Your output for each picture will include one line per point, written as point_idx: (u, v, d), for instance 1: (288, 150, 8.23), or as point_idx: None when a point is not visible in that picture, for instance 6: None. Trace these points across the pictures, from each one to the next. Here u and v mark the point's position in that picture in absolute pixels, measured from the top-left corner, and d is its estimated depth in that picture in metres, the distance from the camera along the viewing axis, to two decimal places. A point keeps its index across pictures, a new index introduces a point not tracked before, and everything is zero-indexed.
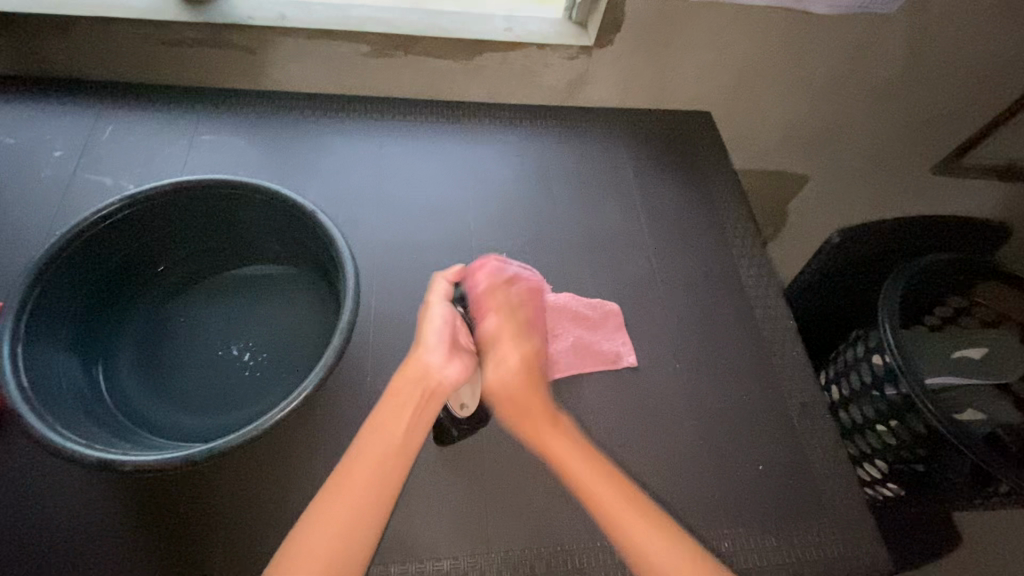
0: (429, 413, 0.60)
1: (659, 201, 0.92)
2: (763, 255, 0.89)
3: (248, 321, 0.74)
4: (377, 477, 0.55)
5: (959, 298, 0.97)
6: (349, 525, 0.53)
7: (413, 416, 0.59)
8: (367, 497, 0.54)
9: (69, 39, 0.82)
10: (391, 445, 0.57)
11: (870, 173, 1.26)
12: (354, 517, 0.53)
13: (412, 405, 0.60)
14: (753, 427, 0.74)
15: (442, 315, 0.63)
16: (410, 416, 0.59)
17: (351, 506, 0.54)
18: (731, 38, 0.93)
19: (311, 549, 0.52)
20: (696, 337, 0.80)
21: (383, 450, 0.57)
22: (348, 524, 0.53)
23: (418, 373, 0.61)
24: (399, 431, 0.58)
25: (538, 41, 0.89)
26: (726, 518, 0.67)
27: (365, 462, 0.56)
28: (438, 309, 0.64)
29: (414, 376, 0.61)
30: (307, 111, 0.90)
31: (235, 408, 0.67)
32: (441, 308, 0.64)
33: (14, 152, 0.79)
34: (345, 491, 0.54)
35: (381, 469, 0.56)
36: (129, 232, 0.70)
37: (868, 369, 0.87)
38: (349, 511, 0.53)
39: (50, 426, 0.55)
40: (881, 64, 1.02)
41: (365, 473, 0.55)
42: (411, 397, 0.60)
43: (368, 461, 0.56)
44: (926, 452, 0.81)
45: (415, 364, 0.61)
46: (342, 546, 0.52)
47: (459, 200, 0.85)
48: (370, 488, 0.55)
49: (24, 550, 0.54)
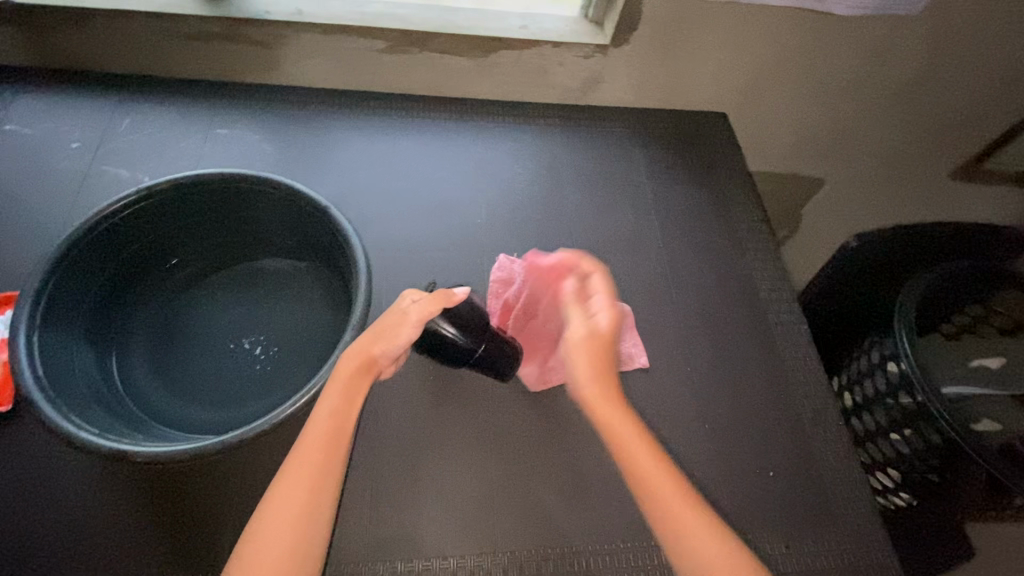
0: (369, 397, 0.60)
1: (672, 202, 0.91)
2: (776, 258, 0.88)
3: (260, 315, 0.74)
4: (324, 466, 0.55)
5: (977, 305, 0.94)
6: (303, 515, 0.53)
7: (354, 402, 0.58)
8: (315, 486, 0.54)
9: (88, 32, 0.83)
10: (332, 432, 0.56)
11: (887, 178, 1.25)
12: (304, 506, 0.54)
13: (354, 391, 0.58)
14: (764, 432, 0.73)
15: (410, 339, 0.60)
16: (351, 402, 0.58)
17: (301, 498, 0.54)
18: (748, 39, 0.92)
19: (270, 542, 0.52)
20: (707, 340, 0.79)
21: (325, 439, 0.56)
22: (300, 515, 0.53)
23: (363, 366, 0.59)
24: (339, 418, 0.57)
25: (553, 39, 0.88)
26: (736, 524, 0.67)
27: (311, 452, 0.55)
28: (405, 337, 0.60)
29: (359, 369, 0.59)
30: (321, 107, 0.90)
31: (245, 402, 0.67)
32: (412, 333, 0.60)
33: (32, 144, 0.80)
34: (294, 483, 0.54)
35: (326, 458, 0.55)
36: (143, 224, 0.70)
37: (882, 377, 0.86)
38: (300, 503, 0.53)
39: (63, 416, 0.55)
40: (900, 67, 1.01)
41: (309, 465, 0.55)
42: (353, 384, 0.59)
43: (312, 453, 0.55)
44: (940, 462, 0.79)
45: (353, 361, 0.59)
46: (298, 534, 0.53)
47: (470, 197, 0.85)
48: (317, 476, 0.55)
49: (36, 538, 0.54)
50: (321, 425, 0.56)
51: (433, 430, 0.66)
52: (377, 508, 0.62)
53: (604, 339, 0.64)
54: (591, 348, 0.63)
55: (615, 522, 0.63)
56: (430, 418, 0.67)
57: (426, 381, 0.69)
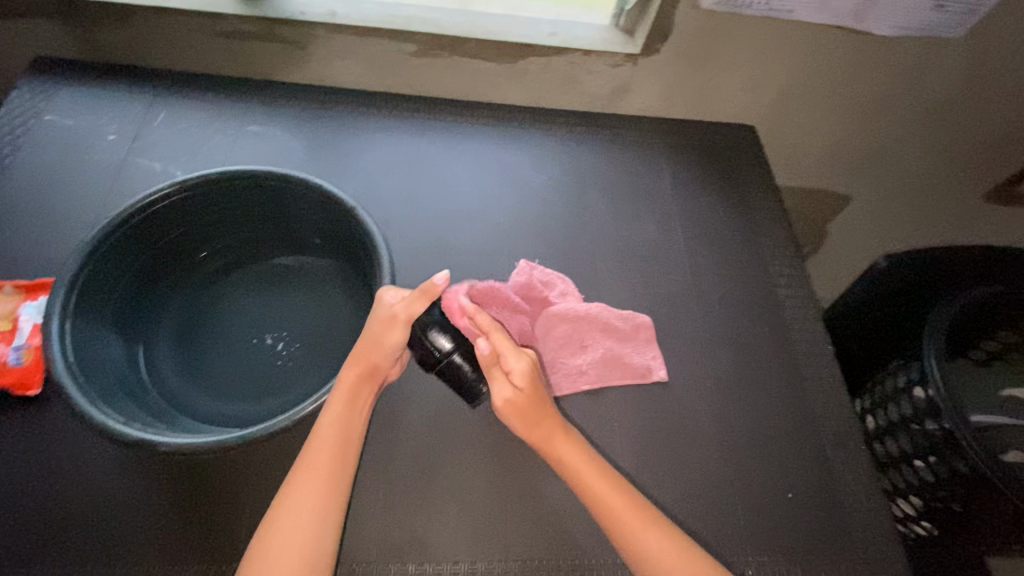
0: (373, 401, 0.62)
1: (698, 215, 0.90)
2: (801, 275, 0.87)
3: (284, 311, 0.75)
4: (331, 472, 0.56)
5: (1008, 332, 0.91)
6: (315, 514, 0.53)
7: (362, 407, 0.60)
8: (324, 488, 0.55)
9: (129, 26, 0.85)
10: (341, 436, 0.57)
11: (917, 197, 1.22)
12: (316, 509, 0.54)
13: (360, 396, 0.60)
14: (784, 452, 0.72)
15: (398, 342, 0.60)
16: (358, 407, 0.60)
17: (312, 498, 0.54)
18: (781, 53, 0.91)
19: (283, 544, 0.52)
20: (728, 356, 0.78)
21: (334, 441, 0.57)
22: (313, 517, 0.53)
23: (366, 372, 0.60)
24: (345, 422, 0.58)
25: (584, 47, 0.88)
26: (751, 545, 0.66)
27: (321, 454, 0.56)
28: (397, 341, 0.60)
29: (363, 374, 0.60)
30: (351, 107, 0.91)
31: (266, 396, 0.68)
32: (399, 334, 0.60)
33: (71, 134, 0.82)
34: (305, 484, 0.54)
35: (335, 461, 0.56)
36: (175, 218, 0.72)
37: (908, 402, 0.84)
38: (311, 503, 0.54)
39: (93, 404, 0.58)
40: (937, 86, 0.99)
41: (319, 466, 0.55)
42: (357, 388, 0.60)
43: (321, 455, 0.56)
44: (965, 492, 0.77)
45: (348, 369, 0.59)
46: (310, 535, 0.53)
47: (493, 202, 0.86)
48: (327, 478, 0.55)
49: (59, 521, 0.55)
50: (331, 429, 0.57)
51: (449, 433, 0.66)
52: (391, 508, 0.62)
53: (530, 401, 0.59)
54: (520, 409, 0.59)
55: None
56: (447, 422, 0.67)
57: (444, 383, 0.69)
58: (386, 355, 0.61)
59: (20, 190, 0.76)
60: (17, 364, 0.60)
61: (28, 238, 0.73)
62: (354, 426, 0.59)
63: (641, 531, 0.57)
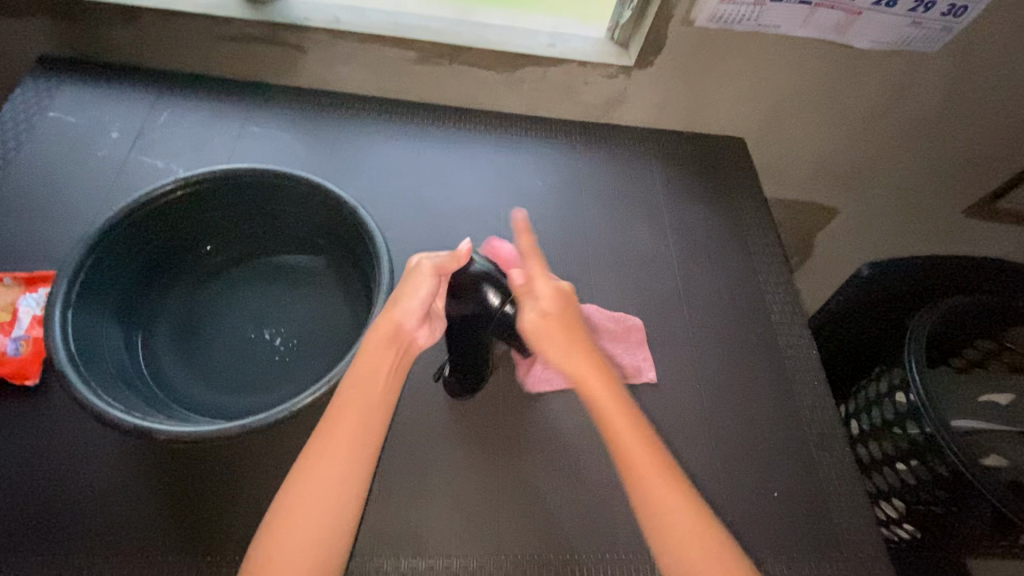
0: (403, 366, 0.60)
1: (689, 222, 0.93)
2: (789, 283, 0.90)
3: (283, 306, 0.76)
4: (353, 445, 0.55)
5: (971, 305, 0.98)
6: (341, 482, 0.54)
7: (390, 374, 0.59)
8: (350, 458, 0.55)
9: (134, 28, 0.86)
10: (368, 405, 0.57)
11: (902, 210, 1.25)
12: (343, 478, 0.54)
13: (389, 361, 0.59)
14: (770, 453, 0.74)
15: (428, 295, 0.60)
16: (387, 372, 0.58)
17: (337, 467, 0.54)
18: (770, 68, 0.94)
19: (300, 514, 0.52)
20: (717, 359, 0.80)
21: (360, 409, 0.56)
22: (338, 485, 0.54)
23: (391, 333, 0.59)
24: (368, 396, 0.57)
25: (580, 58, 0.91)
26: (738, 543, 0.67)
27: (348, 422, 0.56)
28: (427, 296, 0.60)
29: (386, 336, 0.59)
30: (353, 112, 0.93)
31: (262, 391, 0.69)
32: (428, 287, 0.60)
33: (74, 132, 0.83)
34: (329, 453, 0.54)
35: (361, 431, 0.56)
36: (179, 212, 0.73)
37: (890, 406, 0.87)
38: (331, 477, 0.54)
39: (93, 391, 0.59)
40: (920, 103, 1.03)
41: (346, 435, 0.55)
42: (384, 353, 0.58)
43: (347, 424, 0.56)
44: (945, 494, 0.79)
45: (382, 325, 0.59)
46: (334, 503, 0.53)
47: (490, 206, 0.88)
48: (352, 448, 0.55)
49: (56, 509, 0.55)
50: (357, 395, 0.57)
51: (445, 430, 0.67)
52: (385, 504, 0.63)
53: (562, 315, 0.61)
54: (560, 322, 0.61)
55: (618, 532, 0.64)
56: (442, 420, 0.68)
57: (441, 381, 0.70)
58: (408, 313, 0.59)
59: (22, 185, 0.77)
60: (17, 354, 0.61)
61: (30, 232, 0.73)
62: (382, 394, 0.58)
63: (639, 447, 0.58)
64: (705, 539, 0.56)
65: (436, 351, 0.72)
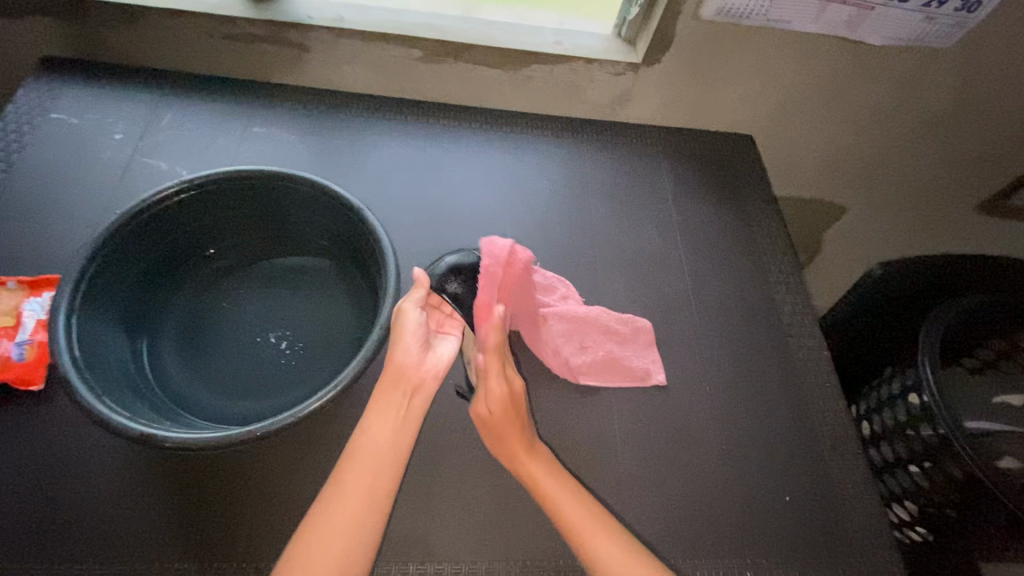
0: (417, 408, 0.60)
1: (696, 221, 0.91)
2: (799, 283, 0.88)
3: (288, 310, 0.75)
4: (375, 477, 0.56)
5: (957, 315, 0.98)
6: (354, 525, 0.53)
7: (405, 419, 0.59)
8: (363, 503, 0.54)
9: (137, 28, 0.85)
10: (382, 448, 0.57)
11: (912, 208, 1.24)
12: (356, 519, 0.54)
13: (404, 406, 0.59)
14: (781, 456, 0.73)
15: (420, 320, 0.62)
16: (400, 417, 0.59)
17: (350, 509, 0.54)
18: (779, 65, 0.93)
19: (321, 544, 0.52)
20: (726, 361, 0.79)
21: (381, 443, 0.57)
22: (350, 530, 0.53)
23: (396, 375, 0.60)
24: (393, 429, 0.58)
25: (586, 55, 0.90)
26: (749, 548, 0.66)
27: (362, 466, 0.56)
28: (418, 320, 0.61)
29: (395, 371, 0.60)
30: (357, 111, 0.92)
31: (268, 395, 0.68)
32: (416, 314, 0.62)
33: (77, 133, 0.82)
34: (343, 496, 0.54)
35: (375, 473, 0.56)
36: (183, 216, 0.73)
37: (903, 408, 0.85)
38: (353, 509, 0.54)
39: (98, 398, 0.58)
40: (931, 99, 1.01)
41: (360, 480, 0.55)
42: (394, 398, 0.59)
43: (362, 466, 0.56)
44: (959, 498, 0.78)
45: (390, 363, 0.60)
46: (345, 547, 0.52)
47: (496, 206, 0.87)
48: (365, 490, 0.55)
49: (62, 515, 0.55)
50: (372, 440, 0.57)
51: (453, 433, 0.67)
52: (392, 509, 0.62)
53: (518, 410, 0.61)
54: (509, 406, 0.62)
55: None
56: (450, 424, 0.67)
57: (448, 384, 0.70)
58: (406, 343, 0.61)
59: (26, 188, 0.77)
60: (21, 360, 0.61)
61: (35, 235, 0.73)
62: (395, 438, 0.58)
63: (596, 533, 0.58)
64: (620, 552, 0.57)
65: None
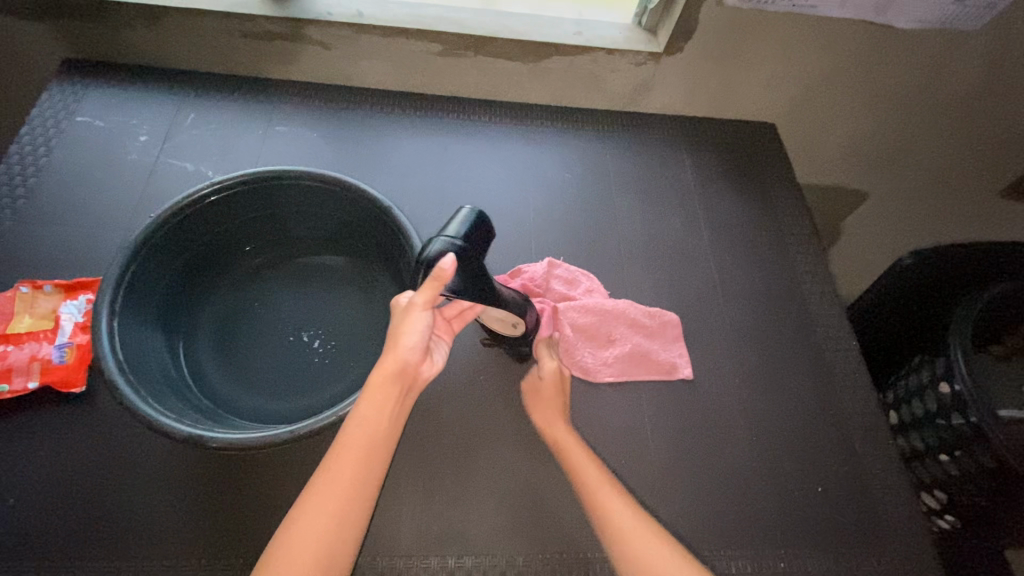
0: (408, 404, 0.59)
1: (721, 211, 0.91)
2: (826, 271, 0.88)
3: (319, 309, 0.76)
4: (361, 471, 0.54)
5: (1006, 281, 0.96)
6: (338, 521, 0.52)
7: (395, 413, 0.57)
8: (347, 499, 0.53)
9: (157, 29, 0.85)
10: (373, 440, 0.55)
11: (935, 194, 1.22)
12: (341, 513, 0.52)
13: (395, 396, 0.57)
14: (811, 446, 0.73)
15: (421, 324, 0.58)
16: (392, 409, 0.57)
17: (334, 500, 0.52)
18: (803, 50, 0.91)
19: (302, 540, 0.50)
20: (754, 352, 0.79)
21: (366, 440, 0.55)
22: (335, 521, 0.52)
23: (396, 371, 0.57)
24: (376, 426, 0.56)
25: (607, 46, 0.89)
26: (782, 537, 0.67)
27: (348, 457, 0.54)
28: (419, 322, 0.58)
29: (392, 371, 0.57)
30: (376, 107, 0.92)
31: (304, 394, 0.69)
32: (421, 317, 0.58)
33: (102, 136, 0.83)
34: (330, 486, 0.52)
35: (369, 462, 0.54)
36: (215, 216, 0.73)
37: (933, 396, 0.85)
38: (335, 506, 0.52)
39: (144, 400, 0.59)
40: (959, 81, 0.99)
41: (348, 473, 0.53)
42: (390, 390, 0.57)
43: (350, 460, 0.54)
44: (992, 486, 0.77)
45: (391, 360, 0.57)
46: (331, 537, 0.51)
47: (519, 201, 0.86)
48: (354, 483, 0.53)
49: (112, 514, 0.57)
50: (361, 430, 0.55)
51: (485, 427, 0.67)
52: (429, 505, 0.63)
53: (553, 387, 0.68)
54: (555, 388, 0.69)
55: None
56: (482, 420, 0.68)
57: (479, 381, 0.70)
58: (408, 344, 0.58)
59: (56, 192, 0.77)
60: (63, 363, 0.63)
61: (68, 239, 0.74)
62: (386, 430, 0.56)
63: (612, 498, 0.60)
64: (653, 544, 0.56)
65: (472, 349, 0.72)
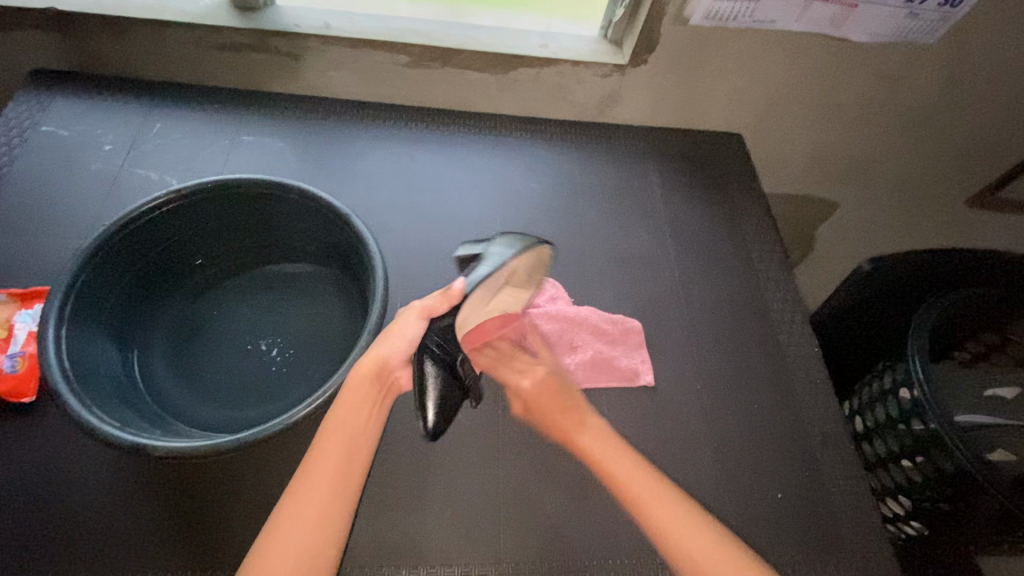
0: (387, 404, 0.64)
1: (686, 220, 0.92)
2: (789, 281, 0.88)
3: (277, 318, 0.76)
4: (341, 470, 0.57)
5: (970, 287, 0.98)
6: (322, 520, 0.54)
7: (373, 413, 0.61)
8: (330, 496, 0.55)
9: (123, 39, 0.86)
10: (350, 440, 0.59)
11: (903, 204, 1.25)
12: (323, 511, 0.55)
13: (371, 398, 0.62)
14: (772, 452, 0.73)
15: (415, 332, 0.66)
16: (367, 416, 0.61)
17: (317, 496, 0.55)
18: (765, 62, 0.93)
19: (284, 542, 0.52)
20: (716, 358, 0.80)
21: (346, 441, 0.59)
22: (317, 520, 0.54)
23: (376, 372, 0.62)
24: (354, 427, 0.60)
25: (572, 58, 0.90)
26: (742, 544, 0.67)
27: (328, 454, 0.57)
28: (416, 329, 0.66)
29: (371, 372, 0.62)
30: (345, 117, 0.92)
31: (259, 404, 0.69)
32: (416, 324, 0.66)
33: (66, 144, 0.83)
34: (311, 487, 0.55)
35: (346, 462, 0.57)
36: (171, 225, 0.73)
37: (895, 403, 0.85)
38: (316, 505, 0.54)
39: (88, 409, 0.59)
40: (919, 93, 1.01)
41: (328, 472, 0.56)
42: (369, 391, 0.62)
43: (331, 456, 0.57)
44: (951, 491, 0.78)
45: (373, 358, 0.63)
46: (317, 531, 0.53)
47: (485, 209, 0.87)
48: (334, 482, 0.56)
49: (56, 527, 0.56)
50: (340, 432, 0.59)
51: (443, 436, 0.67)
52: (383, 517, 0.62)
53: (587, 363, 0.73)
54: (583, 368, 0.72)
55: (620, 534, 0.63)
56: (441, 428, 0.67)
57: None
58: (393, 347, 0.64)
59: (16, 200, 0.77)
60: (12, 371, 0.61)
61: (26, 247, 0.73)
62: (364, 430, 0.60)
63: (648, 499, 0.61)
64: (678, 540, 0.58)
65: None
